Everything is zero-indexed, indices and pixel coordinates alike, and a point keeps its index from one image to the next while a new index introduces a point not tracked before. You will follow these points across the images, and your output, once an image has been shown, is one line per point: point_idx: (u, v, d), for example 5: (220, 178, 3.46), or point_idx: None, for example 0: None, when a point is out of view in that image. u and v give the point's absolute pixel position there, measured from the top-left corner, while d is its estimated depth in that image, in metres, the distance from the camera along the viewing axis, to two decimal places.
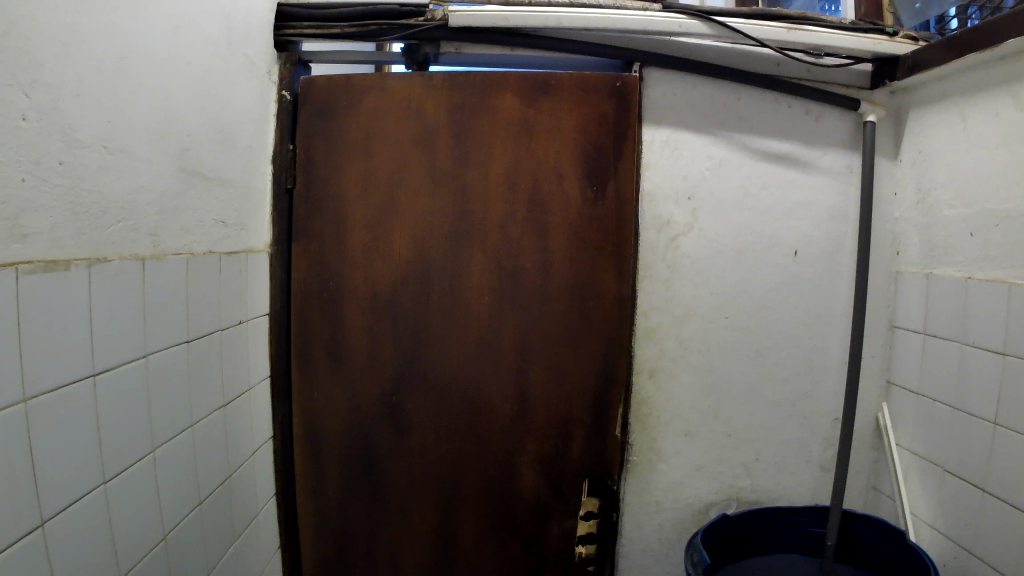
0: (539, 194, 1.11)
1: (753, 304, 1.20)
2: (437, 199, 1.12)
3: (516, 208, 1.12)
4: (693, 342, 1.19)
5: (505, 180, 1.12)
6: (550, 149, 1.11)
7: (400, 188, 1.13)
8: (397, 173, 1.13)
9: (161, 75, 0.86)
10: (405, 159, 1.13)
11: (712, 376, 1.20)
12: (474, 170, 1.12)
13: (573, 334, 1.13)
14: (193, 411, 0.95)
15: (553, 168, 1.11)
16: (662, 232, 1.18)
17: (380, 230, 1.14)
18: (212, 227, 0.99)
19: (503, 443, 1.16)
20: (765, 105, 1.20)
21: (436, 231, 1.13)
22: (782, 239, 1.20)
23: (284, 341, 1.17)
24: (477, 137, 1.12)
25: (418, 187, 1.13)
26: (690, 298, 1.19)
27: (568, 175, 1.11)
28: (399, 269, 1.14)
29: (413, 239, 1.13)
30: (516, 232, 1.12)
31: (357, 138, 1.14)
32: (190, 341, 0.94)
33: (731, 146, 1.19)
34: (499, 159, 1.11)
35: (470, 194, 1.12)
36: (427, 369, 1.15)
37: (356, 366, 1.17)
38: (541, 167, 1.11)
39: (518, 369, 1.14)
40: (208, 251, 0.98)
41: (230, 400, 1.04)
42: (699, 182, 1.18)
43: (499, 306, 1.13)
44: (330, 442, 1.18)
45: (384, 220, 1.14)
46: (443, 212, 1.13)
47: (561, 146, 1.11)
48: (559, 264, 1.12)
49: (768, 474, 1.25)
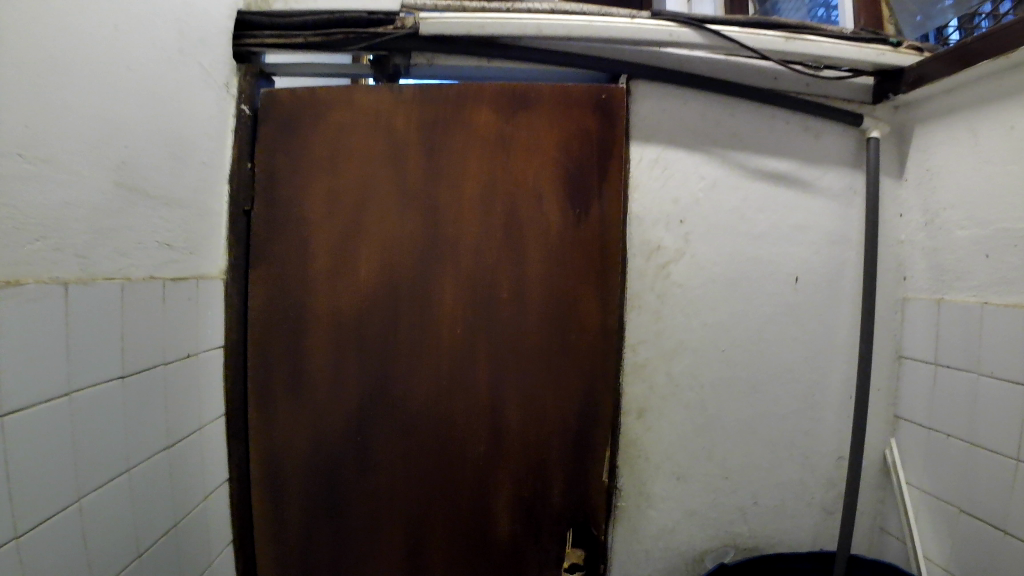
0: (516, 215, 1.02)
1: (750, 336, 1.09)
2: (407, 220, 1.03)
3: (493, 230, 1.02)
4: (685, 377, 1.08)
5: (480, 201, 1.02)
6: (527, 166, 1.02)
7: (367, 208, 1.04)
8: (363, 193, 1.04)
9: (96, 77, 0.76)
10: (372, 177, 1.03)
11: (705, 415, 1.10)
12: (447, 190, 1.03)
13: (552, 369, 1.03)
14: (130, 454, 0.85)
15: (531, 187, 1.02)
16: (651, 259, 1.06)
17: (347, 253, 1.04)
18: (154, 249, 0.88)
19: (476, 487, 1.06)
20: (763, 120, 1.11)
21: (406, 256, 1.03)
22: (783, 263, 1.10)
23: (240, 375, 1.07)
24: (450, 152, 1.03)
25: (387, 206, 1.03)
26: (682, 331, 1.07)
27: (549, 195, 1.02)
28: (364, 296, 1.04)
29: (381, 264, 1.04)
30: (491, 256, 1.03)
31: (321, 156, 1.05)
32: (125, 377, 0.84)
33: (726, 164, 1.08)
34: (474, 176, 1.02)
35: (442, 216, 1.03)
36: (395, 406, 1.05)
37: (318, 400, 1.06)
38: (518, 186, 1.02)
39: (494, 404, 1.04)
40: (150, 277, 0.88)
41: (174, 439, 0.94)
42: (690, 205, 1.06)
43: (473, 336, 1.04)
44: (289, 484, 1.08)
45: (349, 243, 1.04)
46: (414, 234, 1.03)
47: (538, 163, 1.02)
48: (537, 294, 1.03)
49: (766, 518, 1.15)
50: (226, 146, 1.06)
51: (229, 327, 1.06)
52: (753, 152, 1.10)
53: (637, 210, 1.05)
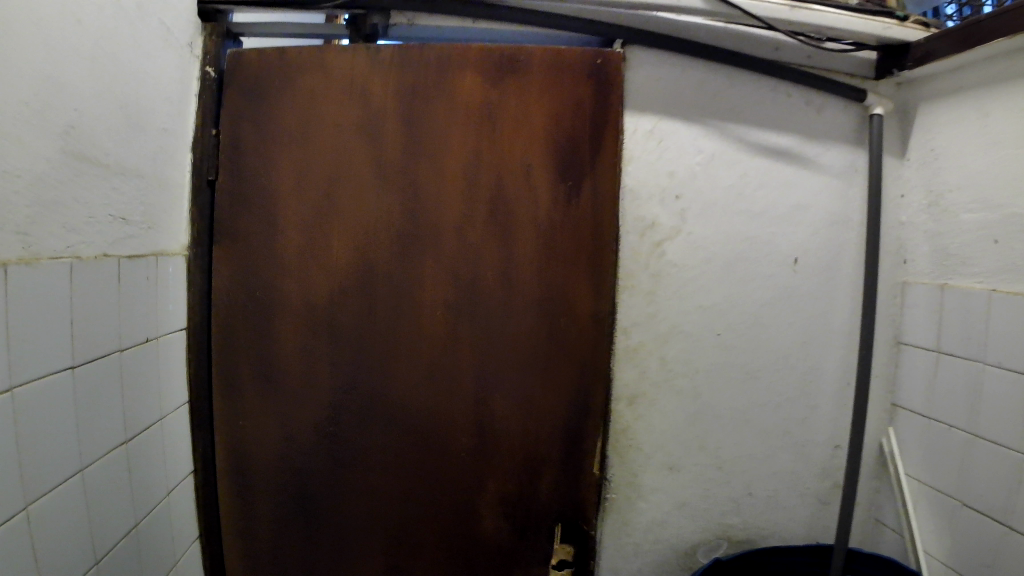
0: (501, 190, 0.94)
1: (748, 321, 1.02)
2: (382, 194, 0.95)
3: (475, 206, 0.95)
4: (679, 363, 1.02)
5: (462, 174, 0.94)
6: (511, 136, 0.93)
7: (339, 181, 0.95)
8: (335, 163, 0.95)
9: (46, 28, 0.66)
10: (344, 147, 0.95)
11: (700, 403, 1.04)
12: (425, 162, 0.94)
13: (540, 360, 0.97)
14: (85, 454, 0.75)
15: (516, 158, 0.93)
16: (643, 238, 0.99)
17: (318, 229, 0.96)
18: (109, 224, 0.78)
19: (458, 481, 1.00)
20: (764, 92, 1.04)
21: (382, 233, 0.96)
22: (782, 245, 1.03)
23: (204, 359, 0.99)
24: (429, 120, 0.94)
25: (360, 179, 0.95)
26: (677, 313, 1.01)
27: (537, 169, 0.93)
28: (337, 276, 0.97)
29: (355, 241, 0.96)
30: (474, 234, 0.95)
31: (288, 121, 0.95)
32: (76, 368, 0.73)
33: (725, 138, 1.00)
34: (455, 147, 0.94)
35: (420, 190, 0.95)
36: (372, 396, 0.99)
37: (289, 389, 1.00)
38: (503, 158, 0.94)
39: (477, 395, 0.98)
40: (105, 254, 0.77)
41: (133, 435, 0.84)
42: (687, 179, 0.97)
43: (454, 320, 0.97)
44: (259, 474, 1.02)
45: (321, 219, 0.96)
46: (390, 210, 0.95)
47: (525, 133, 0.93)
48: (525, 279, 0.96)
49: (760, 510, 1.11)
50: (188, 113, 0.97)
51: (192, 307, 0.98)
52: (753, 124, 1.02)
53: (631, 183, 0.96)
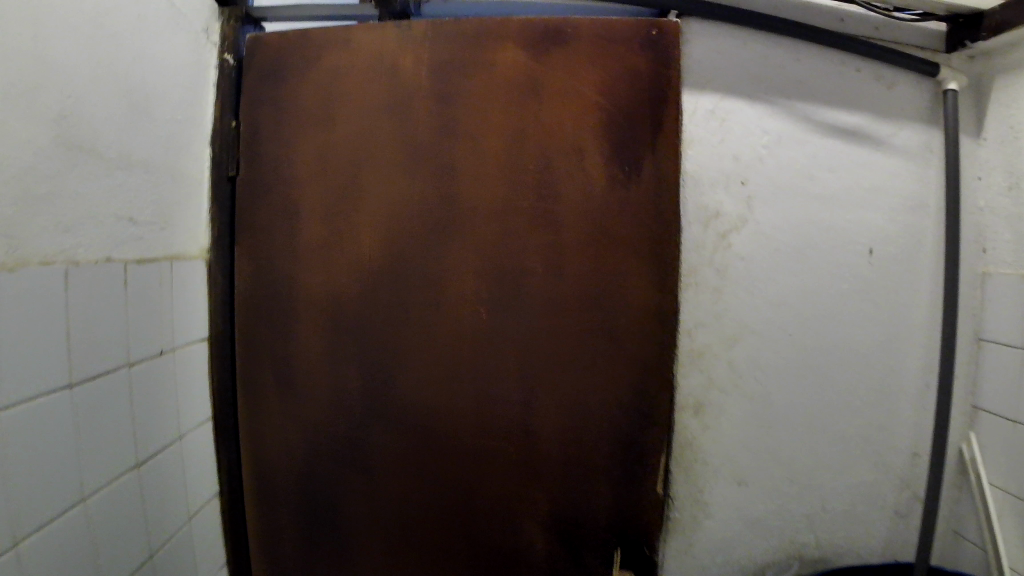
0: (544, 175, 0.84)
1: (819, 317, 0.93)
2: (413, 182, 0.86)
3: (516, 193, 0.85)
4: (748, 366, 0.92)
5: (501, 158, 0.85)
6: (555, 115, 0.84)
7: (366, 169, 0.86)
8: (362, 151, 0.87)
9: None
10: (371, 132, 0.86)
11: (771, 409, 0.94)
12: (460, 145, 0.85)
13: (592, 361, 0.86)
14: (86, 478, 0.67)
15: (562, 140, 0.84)
16: (706, 229, 0.89)
17: (343, 223, 0.87)
18: (111, 221, 0.70)
19: (502, 498, 0.89)
20: (830, 67, 0.93)
21: (413, 225, 0.87)
22: (857, 234, 0.93)
23: (228, 365, 0.92)
24: (464, 99, 0.85)
25: (389, 166, 0.86)
26: (743, 311, 0.91)
27: (584, 151, 0.84)
28: (363, 274, 0.88)
29: (383, 235, 0.87)
30: (514, 224, 0.85)
31: (314, 109, 0.88)
32: (73, 383, 0.65)
33: (792, 117, 0.90)
34: (494, 129, 0.85)
35: (455, 176, 0.85)
36: (403, 404, 0.89)
37: (313, 396, 0.90)
38: (546, 140, 0.84)
39: (522, 401, 0.87)
40: (106, 256, 0.69)
41: (146, 455, 0.77)
42: (752, 163, 0.87)
43: (493, 320, 0.86)
44: (283, 490, 0.93)
45: (346, 211, 0.87)
46: (421, 199, 0.86)
47: (570, 112, 0.84)
48: (575, 271, 0.85)
49: (835, 524, 1.01)
50: (206, 103, 0.90)
51: (213, 310, 0.91)
52: (821, 103, 0.92)
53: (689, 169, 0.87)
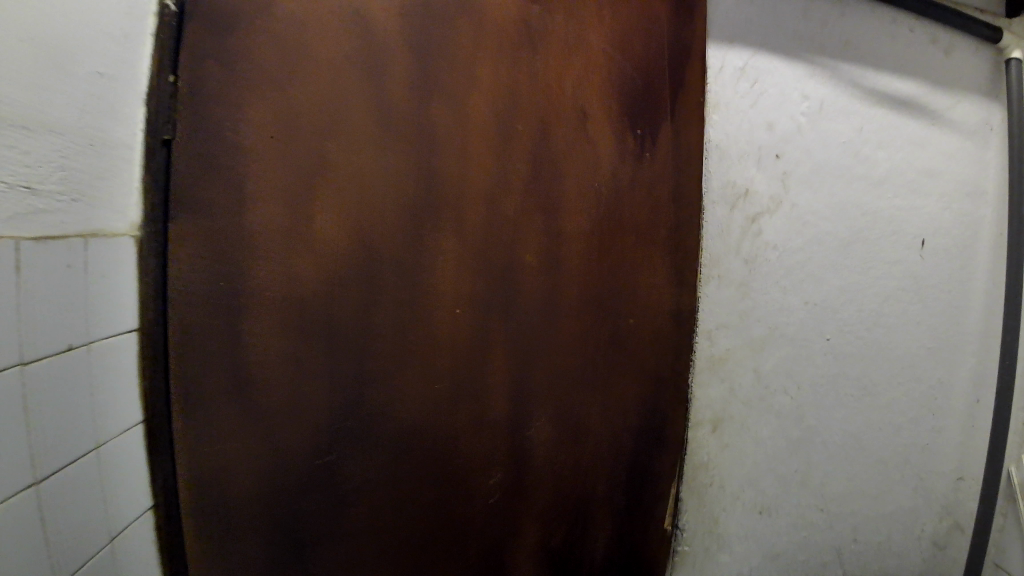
0: (545, 149, 0.67)
1: (866, 320, 0.78)
2: (381, 155, 0.61)
3: (512, 164, 0.66)
4: (777, 378, 0.75)
5: (495, 128, 0.65)
6: (550, 76, 0.66)
7: (311, 132, 0.59)
8: (296, 106, 0.58)
9: None
10: (308, 78, 0.58)
11: (805, 429, 0.79)
12: (440, 107, 0.63)
13: (598, 371, 0.71)
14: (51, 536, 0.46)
15: (564, 105, 0.67)
16: (731, 211, 0.71)
17: (280, 207, 0.59)
18: (88, 186, 0.50)
19: (486, 543, 0.71)
20: (880, 25, 0.78)
21: (381, 215, 0.62)
22: (908, 222, 0.79)
23: (163, 426, 0.59)
24: (440, 46, 0.62)
25: (344, 130, 0.60)
26: (776, 312, 0.73)
27: (589, 122, 0.68)
28: (311, 279, 0.61)
29: (343, 226, 0.61)
30: (516, 213, 0.66)
31: (208, 15, 0.56)
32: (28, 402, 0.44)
33: (836, 82, 0.75)
34: (481, 88, 0.64)
35: (436, 150, 0.63)
36: (376, 443, 0.65)
37: (253, 448, 0.62)
38: (546, 106, 0.66)
39: (513, 425, 0.70)
40: (77, 234, 0.49)
41: (135, 492, 0.57)
42: (791, 134, 0.72)
43: (489, 334, 0.68)
44: (209, 549, 0.61)
45: (294, 192, 0.60)
46: (394, 179, 0.62)
47: (571, 73, 0.67)
48: (579, 264, 0.69)
49: (867, 559, 0.88)
50: (143, 17, 0.55)
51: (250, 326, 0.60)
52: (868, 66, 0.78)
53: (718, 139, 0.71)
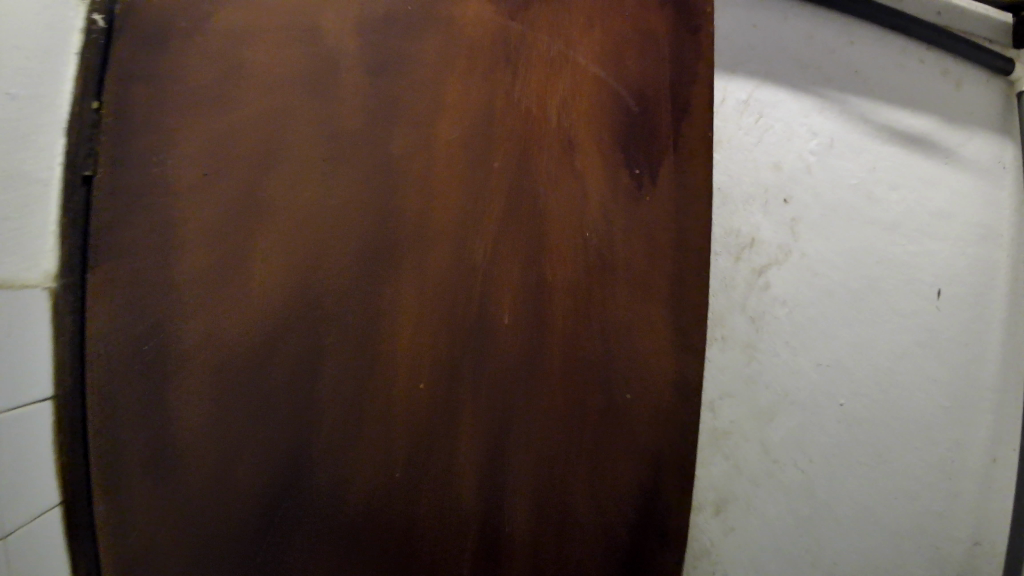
0: (525, 193, 0.51)
1: (879, 380, 0.71)
2: (322, 203, 0.49)
3: (488, 175, 0.51)
4: (785, 449, 0.66)
5: (462, 169, 0.51)
6: (528, 103, 0.52)
7: (246, 177, 0.49)
8: (230, 148, 0.48)
9: None
10: (248, 116, 0.49)
11: (815, 503, 0.69)
12: (397, 146, 0.51)
13: (600, 442, 0.52)
14: None
15: (550, 137, 0.52)
16: (737, 262, 0.62)
17: (201, 265, 0.48)
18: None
19: None
20: (890, 54, 0.72)
21: (319, 277, 0.49)
22: (923, 270, 0.72)
23: (83, 513, 0.47)
24: (403, 76, 0.51)
25: (278, 175, 0.49)
26: (784, 375, 0.64)
27: (575, 156, 0.51)
28: (240, 353, 0.48)
29: (276, 293, 0.49)
30: (488, 275, 0.51)
31: (143, 33, 0.49)
32: None
33: (846, 115, 0.67)
34: (448, 122, 0.51)
35: (390, 196, 0.50)
36: (318, 540, 0.49)
37: (180, 544, 0.48)
38: (528, 141, 0.51)
39: (487, 511, 0.51)
40: None
41: None
42: (798, 174, 0.64)
43: (455, 429, 0.51)
44: (221, 533, 0.48)
45: (222, 249, 0.48)
46: (340, 232, 0.49)
47: (554, 97, 0.52)
48: (574, 301, 0.51)
49: None
50: (65, 33, 0.47)
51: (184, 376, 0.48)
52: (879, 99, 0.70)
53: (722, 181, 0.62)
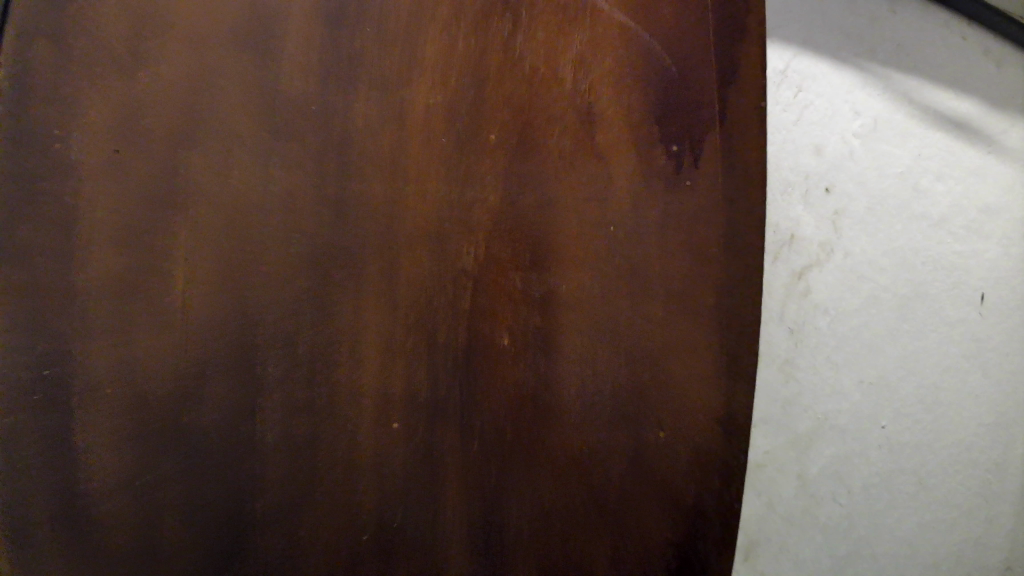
0: (531, 221, 0.41)
1: (925, 400, 0.61)
2: (275, 230, 0.39)
3: (479, 163, 0.42)
4: (823, 481, 0.56)
5: (449, 194, 0.42)
6: (536, 81, 0.42)
7: (165, 186, 0.37)
8: (148, 152, 0.37)
9: None
10: (169, 113, 0.37)
11: (853, 542, 0.59)
12: (371, 164, 0.41)
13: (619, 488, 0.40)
14: None
15: (558, 141, 0.41)
16: (773, 267, 0.54)
17: (127, 306, 0.37)
18: None
19: None
20: (932, 26, 0.63)
21: (278, 321, 0.39)
22: (969, 273, 0.63)
23: None
24: (366, 70, 0.40)
25: (226, 196, 0.38)
26: (824, 395, 0.55)
27: (596, 132, 0.41)
28: (181, 414, 0.37)
29: (212, 336, 0.38)
30: (481, 321, 0.42)
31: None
32: None
33: (892, 95, 0.59)
34: (433, 136, 0.42)
35: (369, 222, 0.41)
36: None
37: None
38: (531, 154, 0.42)
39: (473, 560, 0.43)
40: None
41: None
42: (842, 161, 0.55)
43: (427, 461, 0.43)
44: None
45: (148, 284, 0.37)
46: (286, 250, 0.39)
47: (567, 64, 0.41)
48: (588, 315, 0.41)
49: None
50: None
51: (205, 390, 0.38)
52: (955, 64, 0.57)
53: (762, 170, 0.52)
